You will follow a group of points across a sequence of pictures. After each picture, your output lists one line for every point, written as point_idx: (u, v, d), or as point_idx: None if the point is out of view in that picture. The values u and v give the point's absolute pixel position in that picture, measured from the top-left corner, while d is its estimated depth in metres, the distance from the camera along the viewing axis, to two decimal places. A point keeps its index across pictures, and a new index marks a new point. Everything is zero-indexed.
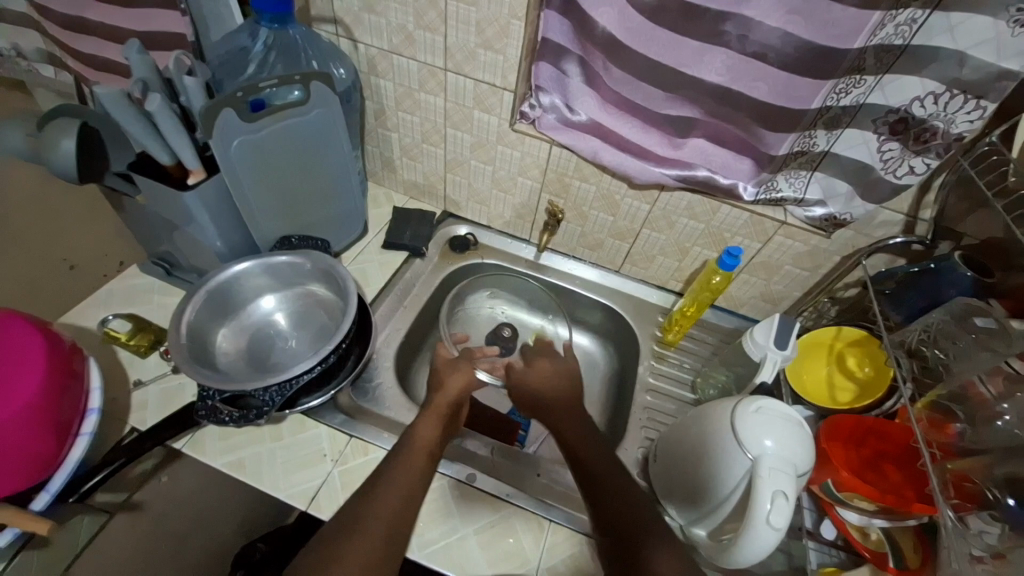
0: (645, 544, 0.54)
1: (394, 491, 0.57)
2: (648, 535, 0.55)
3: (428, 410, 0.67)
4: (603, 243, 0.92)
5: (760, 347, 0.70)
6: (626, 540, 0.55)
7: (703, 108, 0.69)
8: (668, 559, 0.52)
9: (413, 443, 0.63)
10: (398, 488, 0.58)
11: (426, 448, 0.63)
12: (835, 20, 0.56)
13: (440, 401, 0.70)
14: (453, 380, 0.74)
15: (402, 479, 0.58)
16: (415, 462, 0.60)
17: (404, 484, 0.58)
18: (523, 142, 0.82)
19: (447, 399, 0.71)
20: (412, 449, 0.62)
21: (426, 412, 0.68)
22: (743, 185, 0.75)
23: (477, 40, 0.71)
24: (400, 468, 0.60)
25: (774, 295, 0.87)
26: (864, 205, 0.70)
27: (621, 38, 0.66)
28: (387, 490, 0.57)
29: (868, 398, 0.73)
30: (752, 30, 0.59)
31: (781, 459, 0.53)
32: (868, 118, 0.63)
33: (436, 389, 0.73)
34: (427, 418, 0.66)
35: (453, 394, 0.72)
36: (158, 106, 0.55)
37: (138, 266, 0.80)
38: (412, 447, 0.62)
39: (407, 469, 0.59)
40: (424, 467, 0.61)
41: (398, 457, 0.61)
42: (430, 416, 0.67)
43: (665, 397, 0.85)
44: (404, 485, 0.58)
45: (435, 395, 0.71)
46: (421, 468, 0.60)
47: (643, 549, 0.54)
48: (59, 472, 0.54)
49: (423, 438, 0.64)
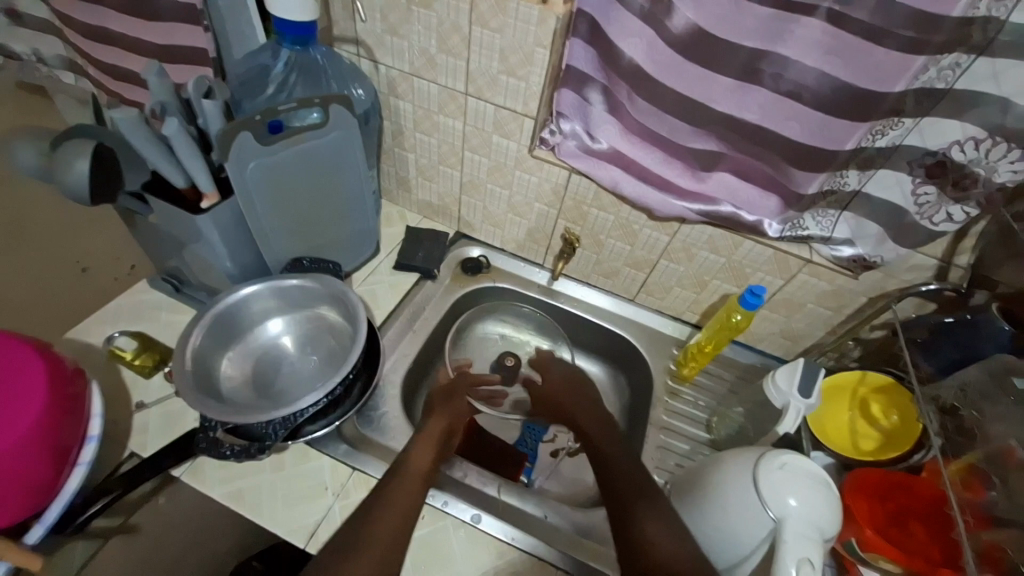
0: (631, 507, 0.57)
1: (392, 513, 0.55)
2: (637, 500, 0.58)
3: (421, 435, 0.66)
4: (618, 272, 0.90)
5: (783, 394, 0.68)
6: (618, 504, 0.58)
7: (729, 143, 0.67)
8: (652, 525, 0.55)
9: (409, 467, 0.61)
10: (392, 510, 0.56)
11: (421, 472, 0.61)
12: (877, 64, 0.53)
13: (434, 427, 0.68)
14: (453, 408, 0.73)
15: (399, 501, 0.57)
16: (411, 486, 0.59)
17: (400, 506, 0.56)
18: (542, 168, 0.80)
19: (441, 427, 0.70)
20: (406, 472, 0.60)
21: (417, 436, 0.66)
22: (768, 222, 0.72)
23: (500, 66, 0.70)
24: (398, 490, 0.58)
25: (795, 333, 0.84)
26: (896, 248, 0.68)
27: (649, 71, 0.64)
28: (383, 511, 0.55)
29: (893, 450, 0.70)
30: (787, 69, 0.57)
31: (806, 521, 0.50)
32: (904, 159, 0.62)
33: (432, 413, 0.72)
34: (423, 441, 0.65)
35: (445, 420, 0.70)
36: (176, 130, 0.55)
37: (147, 278, 0.82)
38: (406, 470, 0.60)
39: (402, 493, 0.58)
40: (420, 490, 0.59)
41: (394, 479, 0.59)
42: (426, 439, 0.66)
43: (677, 436, 0.81)
44: (402, 508, 0.56)
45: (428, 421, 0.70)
46: (415, 493, 0.58)
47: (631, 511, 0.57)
48: (55, 503, 0.53)
49: (421, 460, 0.62)
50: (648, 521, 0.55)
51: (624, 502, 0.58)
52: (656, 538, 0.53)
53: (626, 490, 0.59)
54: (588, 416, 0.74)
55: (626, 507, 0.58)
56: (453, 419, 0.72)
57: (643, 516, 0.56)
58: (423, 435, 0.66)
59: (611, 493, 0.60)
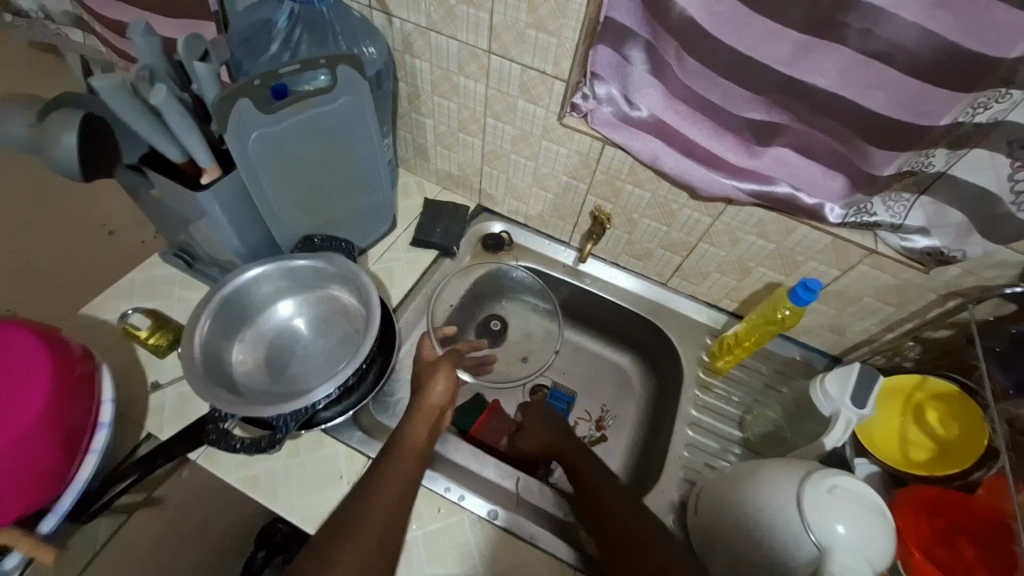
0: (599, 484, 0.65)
1: (385, 493, 0.56)
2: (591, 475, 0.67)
3: (413, 411, 0.65)
4: (651, 253, 0.83)
5: (832, 402, 0.61)
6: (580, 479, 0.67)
7: (795, 114, 0.57)
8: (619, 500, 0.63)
9: (403, 444, 0.61)
10: (388, 494, 0.56)
11: (416, 449, 0.61)
12: (994, 23, 0.43)
13: (426, 403, 0.67)
14: (433, 382, 0.68)
15: (395, 481, 0.57)
16: (406, 464, 0.59)
17: (395, 487, 0.57)
18: (571, 138, 0.72)
19: (435, 401, 0.67)
20: (400, 450, 0.60)
21: (411, 415, 0.65)
22: (829, 206, 0.63)
23: (528, 19, 0.61)
24: (392, 470, 0.58)
25: (846, 328, 0.76)
26: (981, 243, 0.59)
27: (702, 26, 0.54)
28: (378, 494, 0.56)
29: (954, 466, 0.62)
30: (879, 24, 0.46)
31: (854, 551, 0.46)
32: (1004, 138, 0.52)
33: (418, 391, 0.68)
34: (416, 419, 0.64)
35: (436, 398, 0.67)
36: (164, 99, 0.49)
37: (158, 254, 0.77)
38: (400, 449, 0.61)
39: (396, 471, 0.58)
40: (416, 467, 0.60)
41: (386, 458, 0.59)
42: (420, 415, 0.65)
43: (710, 434, 0.77)
44: (395, 489, 0.57)
45: (415, 400, 0.67)
46: (410, 469, 0.59)
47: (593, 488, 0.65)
48: (68, 492, 0.52)
49: (415, 438, 0.62)
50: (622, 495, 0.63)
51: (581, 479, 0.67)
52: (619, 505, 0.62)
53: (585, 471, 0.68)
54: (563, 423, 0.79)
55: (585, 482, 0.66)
56: (441, 396, 0.68)
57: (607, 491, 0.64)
58: (414, 412, 0.65)
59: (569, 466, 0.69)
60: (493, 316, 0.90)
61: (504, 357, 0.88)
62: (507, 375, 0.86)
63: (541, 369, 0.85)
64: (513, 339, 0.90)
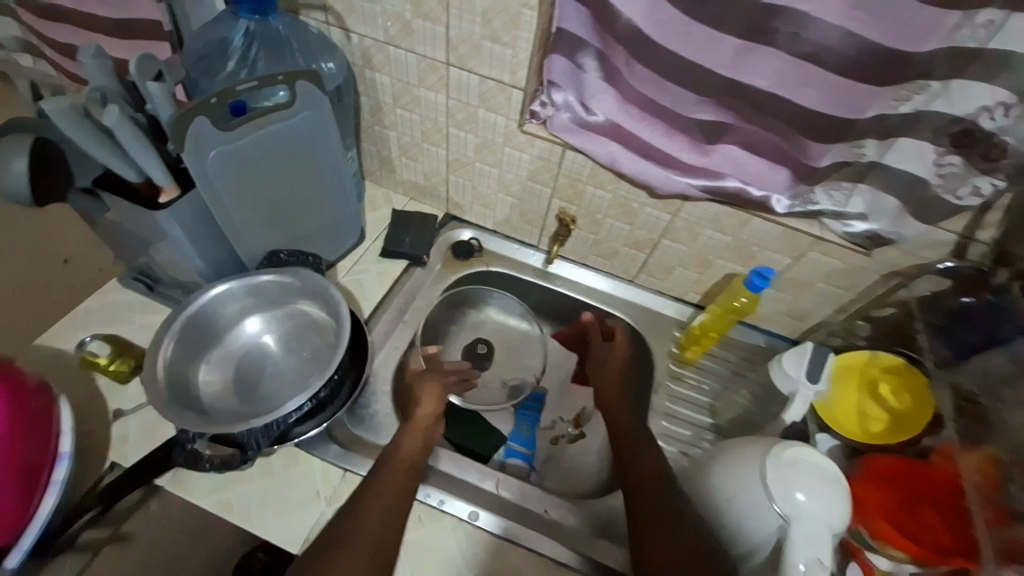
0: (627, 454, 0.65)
1: (376, 506, 0.56)
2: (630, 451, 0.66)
3: (408, 425, 0.66)
4: (617, 252, 0.85)
5: (790, 380, 0.65)
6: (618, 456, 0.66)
7: (737, 113, 0.61)
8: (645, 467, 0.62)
9: (395, 456, 0.62)
10: (378, 508, 0.56)
11: (408, 462, 0.62)
12: (910, 21, 0.47)
13: (418, 417, 0.68)
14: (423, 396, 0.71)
15: (386, 495, 0.57)
16: (398, 476, 0.60)
17: (386, 500, 0.57)
18: (532, 144, 0.74)
19: (425, 414, 0.69)
20: (392, 462, 0.61)
21: (403, 428, 0.66)
22: (776, 198, 0.67)
23: (483, 31, 0.63)
24: (384, 483, 0.58)
25: (803, 313, 0.80)
26: (915, 224, 0.63)
27: (648, 33, 0.58)
28: (368, 506, 0.56)
29: (904, 433, 0.67)
30: (805, 27, 0.51)
31: (814, 519, 0.49)
32: (928, 127, 0.56)
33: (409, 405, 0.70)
34: (408, 432, 0.65)
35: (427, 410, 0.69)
36: (118, 120, 0.48)
37: (118, 279, 0.75)
38: (392, 461, 0.61)
39: (388, 484, 0.58)
40: (407, 479, 0.60)
41: (378, 471, 0.60)
42: (413, 428, 0.66)
43: (681, 423, 0.79)
44: (387, 502, 0.57)
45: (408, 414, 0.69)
46: (402, 482, 0.59)
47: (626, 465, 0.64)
48: (28, 530, 0.50)
49: (405, 451, 0.63)
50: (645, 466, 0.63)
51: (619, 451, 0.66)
52: (656, 495, 0.59)
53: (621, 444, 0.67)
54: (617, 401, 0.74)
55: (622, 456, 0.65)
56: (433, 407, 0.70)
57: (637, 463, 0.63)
58: (407, 425, 0.66)
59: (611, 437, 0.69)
60: (479, 341, 0.91)
61: (489, 381, 0.89)
62: (492, 399, 0.87)
63: (519, 391, 0.87)
64: (499, 361, 0.92)
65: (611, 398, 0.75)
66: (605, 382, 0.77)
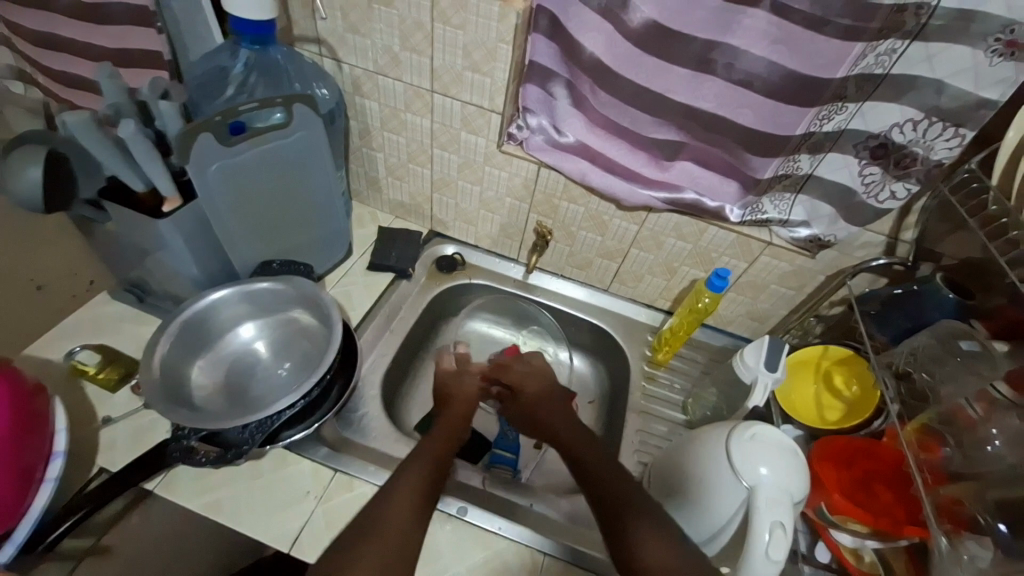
0: (627, 518, 0.56)
1: (404, 492, 0.58)
2: (628, 509, 0.57)
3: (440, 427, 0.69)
4: (591, 263, 0.92)
5: (751, 370, 0.71)
6: (611, 509, 0.58)
7: (689, 133, 0.70)
8: (645, 532, 0.55)
9: (425, 451, 0.64)
10: (406, 494, 0.58)
11: (438, 459, 0.64)
12: (820, 52, 0.57)
13: (451, 418, 0.73)
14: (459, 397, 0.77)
15: (413, 482, 0.59)
16: (426, 468, 0.61)
17: (414, 487, 0.59)
18: (510, 162, 0.81)
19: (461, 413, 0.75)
20: (422, 456, 0.63)
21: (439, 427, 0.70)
22: (729, 208, 0.76)
23: (464, 62, 0.71)
24: (412, 473, 0.60)
25: (761, 313, 0.87)
26: (847, 227, 0.72)
27: (609, 64, 0.66)
28: (396, 493, 0.58)
29: (856, 416, 0.73)
30: (738, 59, 0.60)
31: (777, 487, 0.54)
32: (849, 143, 0.64)
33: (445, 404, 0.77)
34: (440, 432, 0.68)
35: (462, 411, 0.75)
36: (131, 132, 0.54)
37: (109, 292, 0.76)
38: (421, 456, 0.63)
39: (415, 473, 0.60)
40: (436, 473, 0.62)
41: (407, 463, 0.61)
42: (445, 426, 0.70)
43: (655, 419, 0.84)
44: (416, 489, 0.58)
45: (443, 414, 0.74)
46: (431, 474, 0.61)
47: (622, 523, 0.56)
48: (23, 522, 0.51)
49: (434, 449, 0.65)
50: (640, 529, 0.55)
51: (616, 513, 0.57)
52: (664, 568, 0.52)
53: (615, 501, 0.59)
54: (578, 439, 0.69)
55: (619, 519, 0.57)
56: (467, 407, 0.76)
57: (634, 525, 0.56)
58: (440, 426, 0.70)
59: (600, 498, 0.60)
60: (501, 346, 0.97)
61: None
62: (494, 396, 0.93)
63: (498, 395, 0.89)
64: None
65: (570, 432, 0.71)
66: (554, 424, 0.73)
